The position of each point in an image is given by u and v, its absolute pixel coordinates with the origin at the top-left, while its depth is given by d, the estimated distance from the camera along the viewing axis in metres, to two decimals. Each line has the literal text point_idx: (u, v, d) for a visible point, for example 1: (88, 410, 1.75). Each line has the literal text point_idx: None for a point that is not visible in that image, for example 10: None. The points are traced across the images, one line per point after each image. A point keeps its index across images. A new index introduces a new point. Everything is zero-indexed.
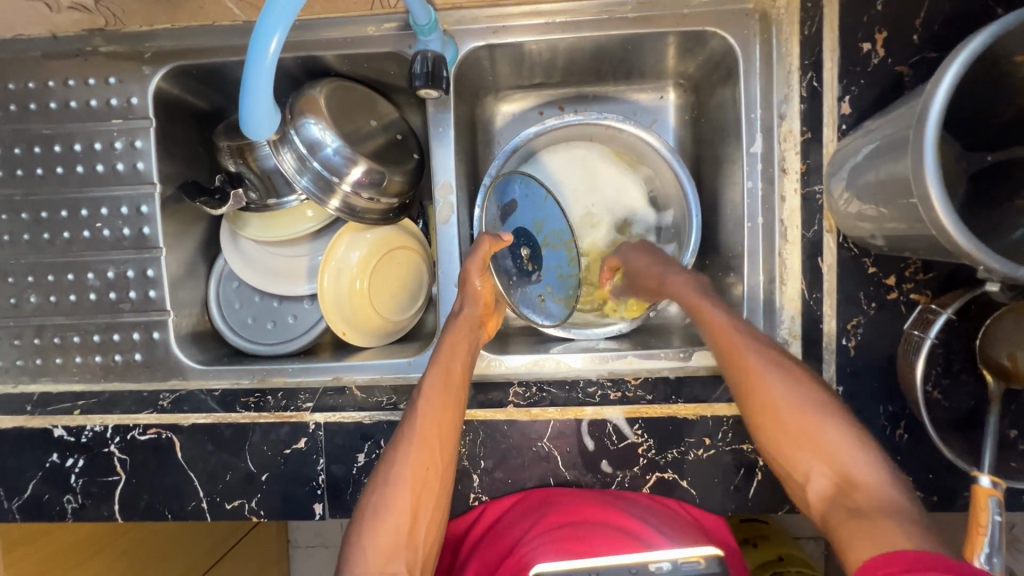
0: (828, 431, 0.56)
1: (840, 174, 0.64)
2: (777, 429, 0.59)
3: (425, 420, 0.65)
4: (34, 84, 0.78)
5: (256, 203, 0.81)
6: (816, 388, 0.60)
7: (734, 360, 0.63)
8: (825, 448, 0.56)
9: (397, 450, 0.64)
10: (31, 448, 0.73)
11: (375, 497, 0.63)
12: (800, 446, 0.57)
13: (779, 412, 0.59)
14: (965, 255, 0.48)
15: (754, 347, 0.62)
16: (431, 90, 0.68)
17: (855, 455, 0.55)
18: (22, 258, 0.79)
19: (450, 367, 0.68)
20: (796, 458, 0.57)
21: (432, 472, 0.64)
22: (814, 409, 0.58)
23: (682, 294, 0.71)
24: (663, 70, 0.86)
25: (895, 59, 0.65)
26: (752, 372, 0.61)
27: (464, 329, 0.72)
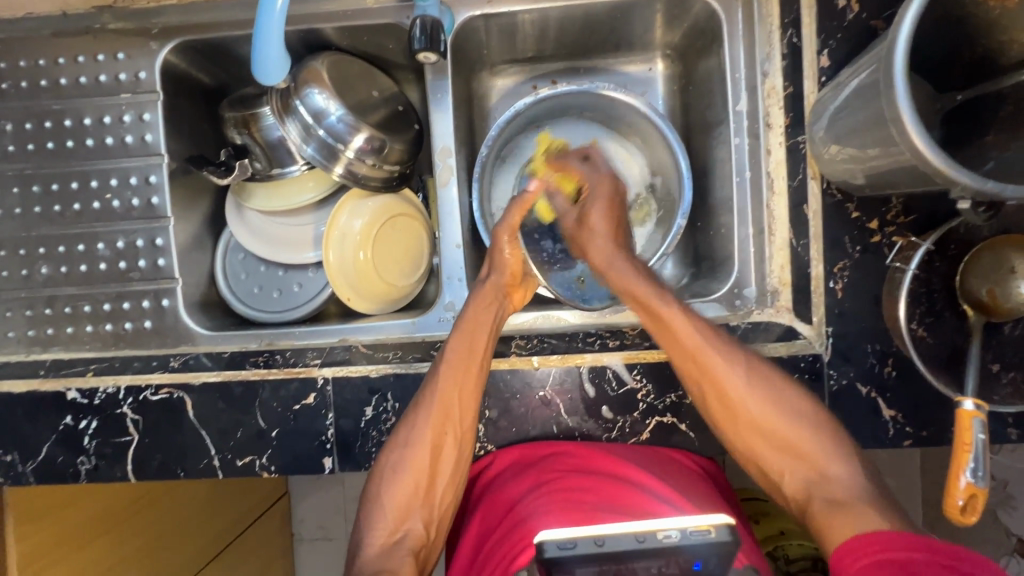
0: (793, 429, 0.62)
1: (820, 122, 0.67)
2: (748, 429, 0.64)
3: (447, 391, 0.66)
4: (44, 61, 0.80)
5: (261, 172, 0.83)
6: (781, 388, 0.64)
7: (696, 360, 0.65)
8: (795, 445, 0.62)
9: (418, 415, 0.67)
10: (45, 412, 0.74)
11: (394, 458, 0.66)
12: (769, 446, 0.63)
13: (744, 411, 0.64)
14: (939, 175, 0.51)
15: (713, 345, 0.65)
16: (429, 52, 0.71)
17: (821, 449, 0.61)
18: (33, 230, 0.81)
19: (474, 338, 0.69)
20: (769, 457, 0.63)
21: (451, 437, 0.67)
22: (777, 402, 0.63)
23: (598, 243, 0.73)
24: (650, 40, 0.90)
25: (868, 15, 0.69)
26: (717, 373, 0.64)
27: (487, 301, 0.72)
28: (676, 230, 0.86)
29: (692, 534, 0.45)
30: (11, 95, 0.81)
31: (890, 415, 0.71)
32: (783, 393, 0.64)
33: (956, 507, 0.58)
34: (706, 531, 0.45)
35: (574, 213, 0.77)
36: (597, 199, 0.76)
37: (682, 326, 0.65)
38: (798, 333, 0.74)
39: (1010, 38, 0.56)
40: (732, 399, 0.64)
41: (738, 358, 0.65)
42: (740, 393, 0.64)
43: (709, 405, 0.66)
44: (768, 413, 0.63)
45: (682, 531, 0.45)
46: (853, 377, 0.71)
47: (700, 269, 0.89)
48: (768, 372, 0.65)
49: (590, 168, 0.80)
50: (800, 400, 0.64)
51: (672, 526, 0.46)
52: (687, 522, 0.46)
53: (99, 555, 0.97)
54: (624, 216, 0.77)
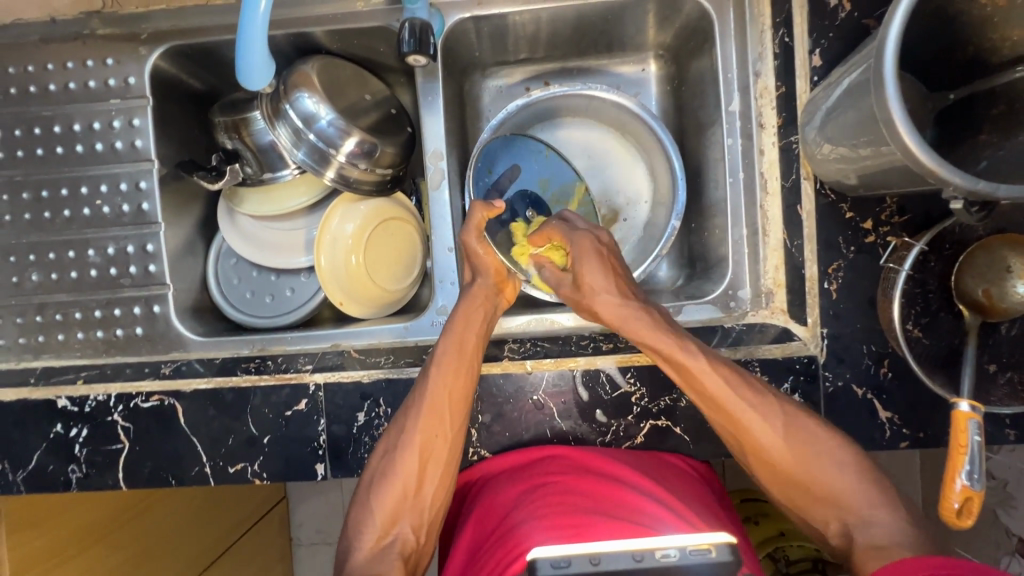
0: (831, 477, 0.62)
1: (813, 122, 0.67)
2: (785, 478, 0.64)
3: (436, 394, 0.66)
4: (34, 68, 0.80)
5: (252, 177, 0.83)
6: (818, 437, 0.63)
7: (728, 416, 0.64)
8: (834, 493, 0.61)
9: (408, 416, 0.66)
10: (36, 419, 0.74)
11: (384, 461, 0.66)
12: (809, 495, 0.63)
13: (780, 463, 0.63)
14: (931, 175, 0.50)
15: (745, 398, 0.64)
16: (419, 55, 0.70)
17: (863, 496, 0.61)
18: (24, 237, 0.81)
19: (464, 338, 0.68)
20: (808, 504, 0.63)
21: (442, 440, 0.66)
22: (813, 452, 0.63)
23: (603, 301, 0.68)
24: (643, 41, 0.89)
25: (860, 14, 0.68)
26: (749, 426, 0.63)
27: (478, 302, 0.71)
28: (671, 232, 0.86)
29: (692, 554, 0.44)
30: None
31: (886, 416, 0.70)
32: (820, 441, 0.63)
33: (953, 511, 0.57)
34: (706, 551, 0.44)
35: (569, 278, 0.72)
36: (588, 258, 0.69)
37: (711, 380, 0.64)
38: (793, 335, 0.73)
39: (1003, 36, 0.55)
40: (765, 450, 0.63)
41: (773, 409, 0.64)
42: (774, 441, 0.63)
43: (746, 455, 0.65)
44: (805, 464, 0.62)
45: (680, 550, 0.44)
46: (848, 379, 0.71)
47: (694, 270, 0.89)
48: (803, 423, 0.64)
49: (572, 228, 0.73)
50: (839, 446, 0.63)
51: (672, 544, 0.45)
52: (687, 542, 0.46)
53: (94, 562, 0.96)
54: (619, 269, 0.70)
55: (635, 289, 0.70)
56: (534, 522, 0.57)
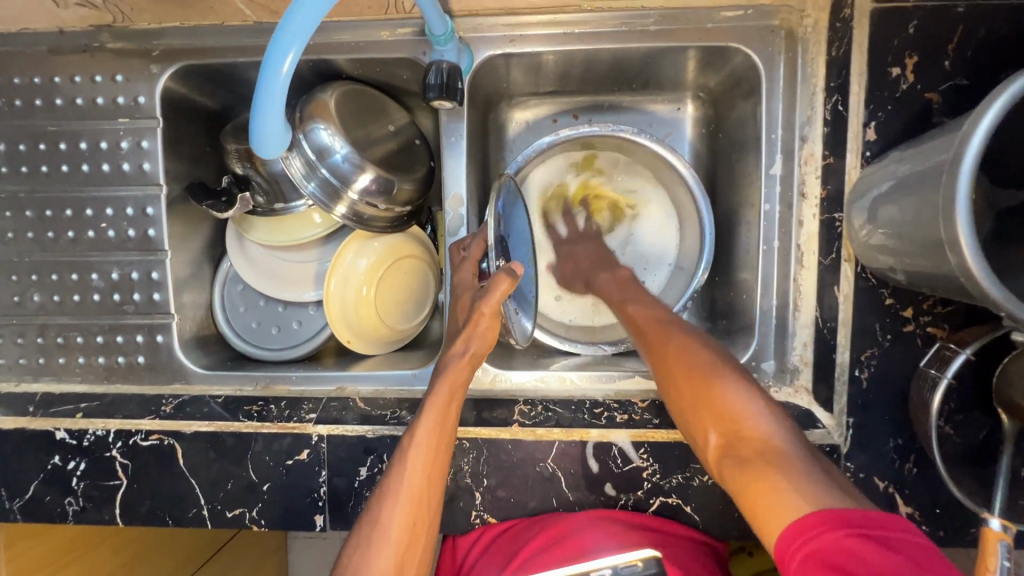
0: (731, 397, 0.55)
1: (862, 203, 0.62)
2: (689, 404, 0.58)
3: (414, 473, 0.62)
4: (40, 79, 0.76)
5: (263, 206, 0.79)
6: (728, 368, 0.59)
7: (656, 340, 0.65)
8: (727, 413, 0.54)
9: (383, 503, 0.62)
10: (33, 449, 0.72)
11: (358, 560, 0.59)
12: (705, 412, 0.56)
13: (683, 378, 0.60)
14: (993, 304, 0.47)
15: (679, 332, 0.65)
16: (444, 101, 0.66)
17: (745, 414, 0.54)
18: (27, 256, 0.78)
19: (445, 412, 0.65)
20: (700, 424, 0.57)
21: (417, 529, 0.62)
22: (710, 372, 0.58)
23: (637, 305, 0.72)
24: (682, 82, 0.84)
25: (925, 86, 0.63)
26: (672, 347, 0.63)
27: (461, 372, 0.67)
28: (695, 287, 0.83)
29: (622, 570, 0.57)
30: (4, 113, 0.77)
31: (907, 511, 0.68)
32: (729, 372, 0.58)
33: None
34: (631, 565, 0.57)
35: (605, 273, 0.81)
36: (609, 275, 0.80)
37: (648, 317, 0.70)
38: (816, 420, 0.70)
39: None
40: (680, 367, 0.61)
41: (692, 343, 0.63)
42: (688, 360, 0.61)
43: (665, 387, 0.62)
44: (698, 377, 0.58)
45: (612, 568, 0.57)
46: (870, 470, 0.68)
47: (716, 328, 0.86)
48: (721, 360, 0.60)
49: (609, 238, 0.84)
50: (745, 381, 0.57)
51: (605, 564, 0.58)
52: (618, 559, 0.59)
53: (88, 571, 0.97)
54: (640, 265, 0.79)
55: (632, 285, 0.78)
56: None
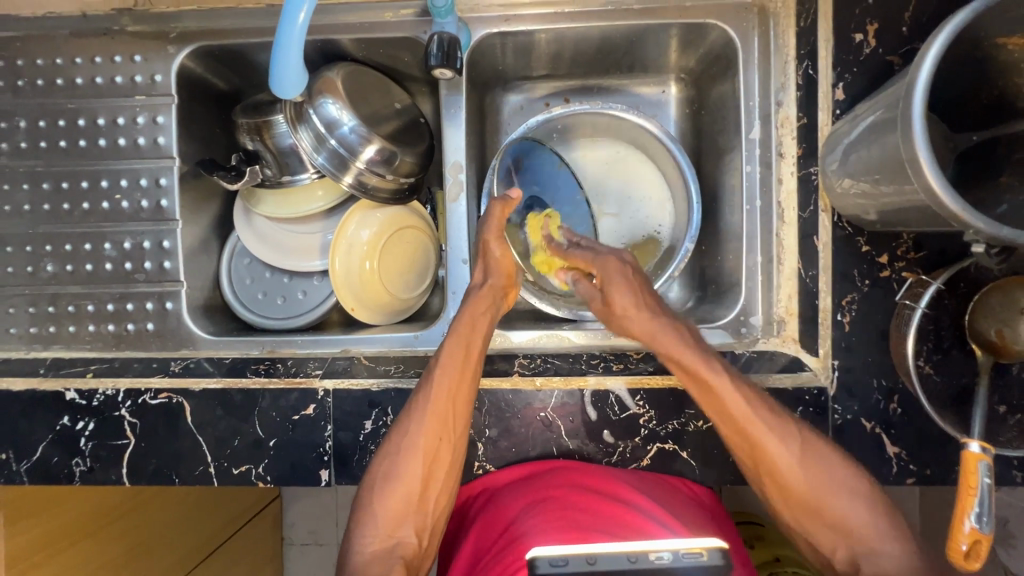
0: (843, 508, 0.59)
1: (835, 155, 0.67)
2: (802, 507, 0.61)
3: (440, 394, 0.65)
4: (62, 61, 0.80)
5: (271, 179, 0.83)
6: (841, 471, 0.61)
7: (739, 433, 0.62)
8: (846, 524, 0.59)
9: (411, 419, 0.65)
10: (42, 410, 0.73)
11: (386, 465, 0.65)
12: (823, 524, 0.60)
13: (794, 489, 0.61)
14: (954, 219, 0.50)
15: (768, 423, 0.61)
16: (445, 69, 0.71)
17: (874, 530, 0.58)
18: (42, 227, 0.81)
19: (469, 343, 0.68)
20: (812, 528, 0.61)
21: (445, 444, 0.66)
22: (830, 479, 0.60)
23: (636, 319, 0.66)
24: (665, 63, 0.90)
25: (886, 50, 0.68)
26: (770, 452, 0.61)
27: (485, 299, 0.71)
28: (684, 254, 0.86)
29: (685, 557, 0.49)
30: (26, 92, 0.81)
31: (893, 451, 0.70)
32: (840, 473, 0.61)
33: (960, 553, 0.56)
34: (697, 554, 0.49)
35: (599, 293, 0.70)
36: (618, 283, 0.66)
37: (735, 405, 0.61)
38: (803, 365, 0.73)
39: None
40: (782, 476, 0.61)
41: (790, 431, 0.62)
42: (788, 463, 0.61)
43: (771, 494, 0.63)
44: (814, 483, 0.60)
45: (674, 554, 0.49)
46: (857, 412, 0.71)
47: (706, 293, 0.89)
48: (826, 459, 0.61)
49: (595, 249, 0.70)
50: (856, 475, 0.61)
51: (665, 548, 0.50)
52: (681, 545, 0.50)
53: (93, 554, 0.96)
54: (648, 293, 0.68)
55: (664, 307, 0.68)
56: (537, 530, 0.61)
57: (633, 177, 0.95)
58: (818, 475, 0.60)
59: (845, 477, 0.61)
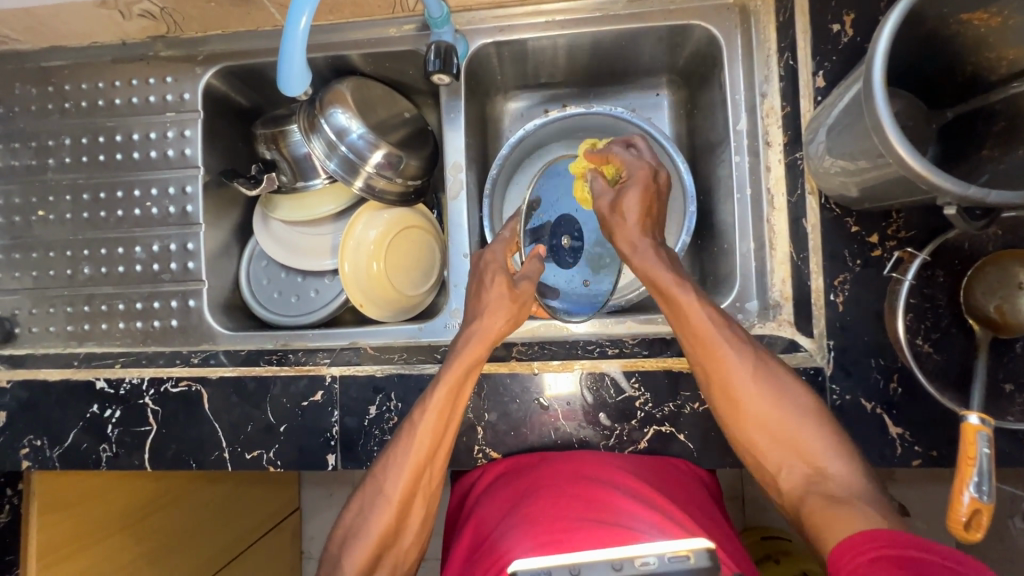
0: (796, 428, 0.62)
1: (817, 139, 0.69)
2: (755, 424, 0.64)
3: (420, 448, 0.67)
4: (103, 84, 0.89)
5: (287, 185, 0.89)
6: (798, 397, 0.64)
7: (706, 346, 0.65)
8: (797, 441, 0.62)
9: (390, 468, 0.67)
10: (75, 399, 0.79)
11: (360, 517, 0.66)
12: (770, 438, 0.63)
13: (745, 404, 0.64)
14: (921, 180, 0.52)
15: (727, 340, 0.65)
16: (442, 74, 0.77)
17: (824, 447, 0.61)
18: (81, 233, 0.89)
19: (459, 389, 0.68)
20: (764, 450, 0.63)
21: (423, 486, 0.67)
22: (777, 395, 0.63)
23: (624, 233, 0.70)
24: (657, 67, 0.93)
25: (863, 38, 0.71)
26: (726, 365, 0.64)
27: (477, 351, 0.70)
28: (682, 247, 0.87)
29: (671, 561, 0.49)
30: (71, 113, 0.90)
31: (896, 432, 0.69)
32: (792, 395, 0.64)
33: (959, 523, 0.56)
34: (683, 557, 0.49)
35: (610, 194, 0.74)
36: (636, 185, 0.71)
37: (698, 316, 0.65)
38: (799, 346, 0.73)
39: (998, 55, 0.57)
40: (736, 393, 0.64)
41: (746, 350, 0.65)
42: (743, 376, 0.64)
43: (724, 411, 0.66)
44: (771, 407, 0.63)
45: (660, 557, 0.49)
46: (856, 392, 0.70)
47: (705, 285, 0.90)
48: (783, 379, 0.65)
49: (635, 154, 0.77)
50: (807, 399, 0.64)
51: (651, 553, 0.49)
52: (667, 549, 0.50)
53: (124, 549, 0.97)
54: (654, 210, 0.73)
55: (658, 234, 0.74)
56: (533, 518, 0.60)
57: None
58: (773, 396, 0.63)
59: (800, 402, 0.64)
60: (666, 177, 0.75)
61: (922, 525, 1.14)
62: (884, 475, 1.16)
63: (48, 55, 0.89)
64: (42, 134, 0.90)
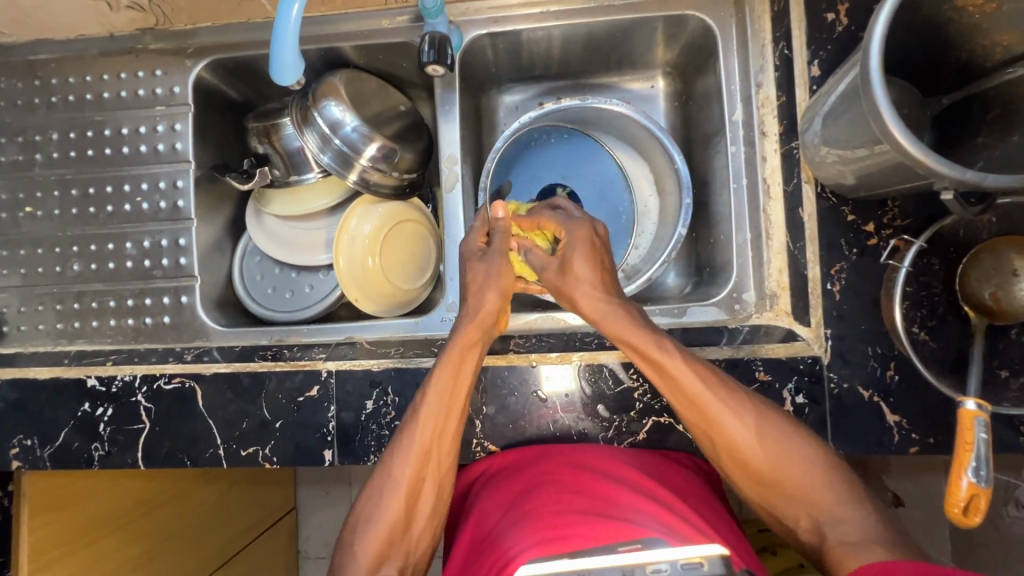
0: (807, 480, 0.62)
1: (812, 127, 0.69)
2: (764, 485, 0.64)
3: (423, 430, 0.66)
4: (91, 78, 0.88)
5: (279, 179, 0.88)
6: (801, 442, 0.63)
7: (701, 411, 0.64)
8: (808, 493, 0.61)
9: (396, 454, 0.67)
10: (65, 398, 0.78)
11: (369, 506, 0.66)
12: (783, 496, 0.63)
13: (754, 464, 0.63)
14: (919, 166, 0.52)
15: (722, 400, 0.64)
16: (437, 65, 0.76)
17: (837, 496, 0.61)
18: (70, 229, 0.88)
19: (459, 371, 0.68)
20: (777, 503, 0.63)
21: (431, 470, 0.67)
22: (783, 449, 0.63)
23: (585, 292, 0.68)
24: (651, 58, 0.93)
25: (858, 27, 0.71)
26: (726, 429, 0.64)
27: (474, 332, 0.69)
28: (679, 239, 0.87)
29: (684, 568, 0.48)
30: (58, 107, 0.88)
31: (894, 419, 0.69)
32: (790, 439, 0.63)
33: (958, 508, 0.56)
34: (697, 564, 0.48)
35: (554, 262, 0.71)
36: (578, 249, 0.69)
37: (686, 379, 0.63)
38: (797, 335, 0.73)
39: (993, 41, 0.58)
40: (742, 452, 0.63)
41: (745, 407, 0.64)
42: (746, 439, 0.63)
43: (736, 474, 0.65)
44: (777, 463, 0.63)
45: (672, 564, 0.48)
46: (853, 380, 0.70)
47: (702, 277, 0.90)
48: (786, 426, 0.64)
49: (564, 215, 0.73)
50: None
51: (663, 559, 0.48)
52: (680, 554, 0.49)
53: (119, 548, 0.96)
54: (606, 262, 0.71)
55: (615, 284, 0.71)
56: (533, 515, 0.60)
57: (627, 168, 0.98)
58: (779, 453, 0.63)
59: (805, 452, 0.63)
60: (605, 228, 0.73)
61: (917, 515, 1.15)
62: (879, 465, 1.17)
63: (33, 48, 0.87)
64: (29, 129, 0.89)
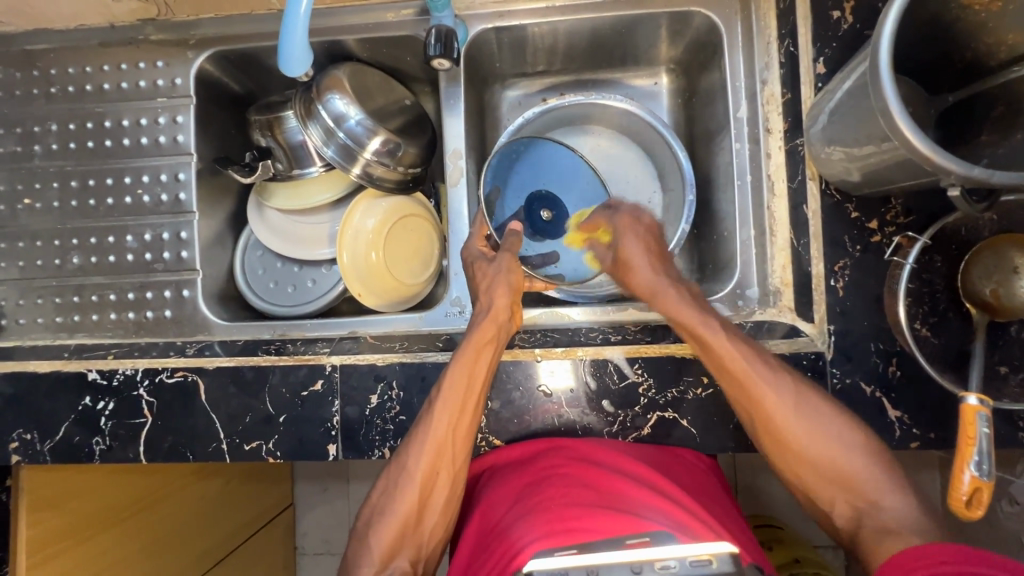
0: (845, 461, 0.63)
1: (818, 124, 0.69)
2: (802, 464, 0.65)
3: (439, 426, 0.66)
4: (91, 69, 0.87)
5: (282, 172, 0.87)
6: (832, 421, 0.65)
7: (743, 388, 0.66)
8: (845, 476, 0.63)
9: (410, 450, 0.67)
10: (66, 391, 0.77)
11: (382, 502, 0.67)
12: (820, 478, 0.65)
13: (792, 441, 0.65)
14: (927, 161, 0.52)
15: (762, 374, 0.65)
16: (443, 59, 0.76)
17: (877, 482, 0.63)
18: (70, 222, 0.87)
19: (473, 369, 0.68)
20: (819, 487, 0.65)
21: (446, 467, 0.67)
22: (817, 429, 0.64)
23: (641, 273, 0.75)
24: (655, 55, 0.93)
25: (863, 26, 0.72)
26: (768, 406, 0.65)
27: (488, 331, 0.70)
28: (683, 235, 0.87)
29: (694, 565, 0.47)
30: (58, 98, 0.87)
31: (895, 415, 0.70)
32: (832, 422, 0.65)
33: (961, 501, 0.56)
34: (707, 562, 0.47)
35: (612, 255, 0.79)
36: (630, 236, 0.78)
37: (732, 357, 0.66)
38: (800, 331, 0.74)
39: (998, 40, 0.58)
40: (782, 430, 0.65)
41: (786, 384, 0.66)
42: (785, 414, 0.65)
43: (774, 450, 0.67)
44: (817, 442, 0.64)
45: (681, 561, 0.47)
46: (856, 376, 0.71)
47: (705, 274, 0.91)
48: (823, 407, 0.65)
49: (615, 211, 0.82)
50: (823, 411, 0.65)
51: (672, 556, 0.48)
52: (689, 551, 0.48)
53: (117, 543, 0.96)
54: (663, 253, 0.78)
55: (671, 268, 0.76)
56: (541, 509, 0.60)
57: (630, 165, 0.98)
58: (815, 430, 0.64)
59: (842, 434, 0.64)
60: (649, 216, 0.81)
61: None
62: None
63: (32, 38, 0.86)
64: (27, 120, 0.88)
